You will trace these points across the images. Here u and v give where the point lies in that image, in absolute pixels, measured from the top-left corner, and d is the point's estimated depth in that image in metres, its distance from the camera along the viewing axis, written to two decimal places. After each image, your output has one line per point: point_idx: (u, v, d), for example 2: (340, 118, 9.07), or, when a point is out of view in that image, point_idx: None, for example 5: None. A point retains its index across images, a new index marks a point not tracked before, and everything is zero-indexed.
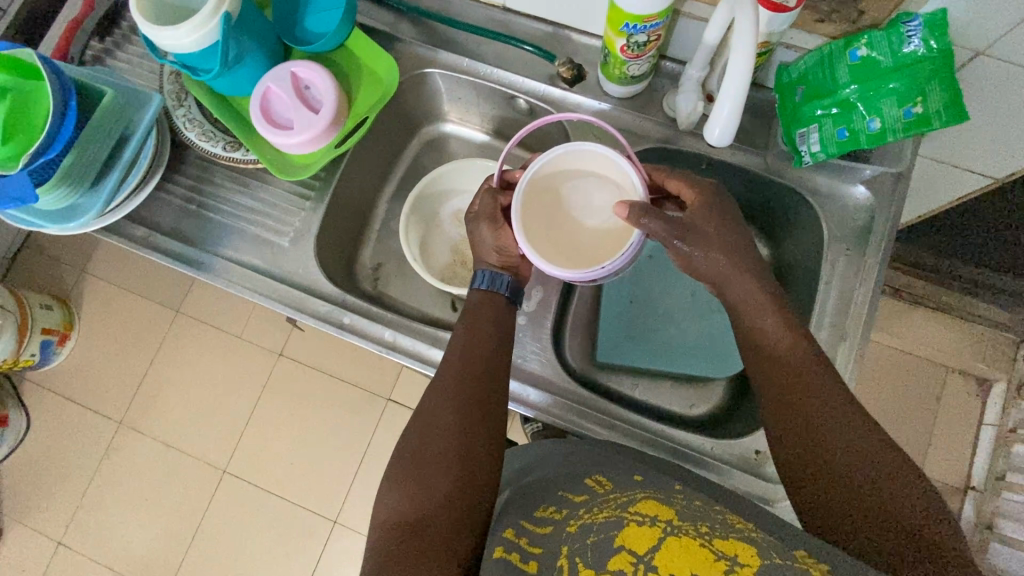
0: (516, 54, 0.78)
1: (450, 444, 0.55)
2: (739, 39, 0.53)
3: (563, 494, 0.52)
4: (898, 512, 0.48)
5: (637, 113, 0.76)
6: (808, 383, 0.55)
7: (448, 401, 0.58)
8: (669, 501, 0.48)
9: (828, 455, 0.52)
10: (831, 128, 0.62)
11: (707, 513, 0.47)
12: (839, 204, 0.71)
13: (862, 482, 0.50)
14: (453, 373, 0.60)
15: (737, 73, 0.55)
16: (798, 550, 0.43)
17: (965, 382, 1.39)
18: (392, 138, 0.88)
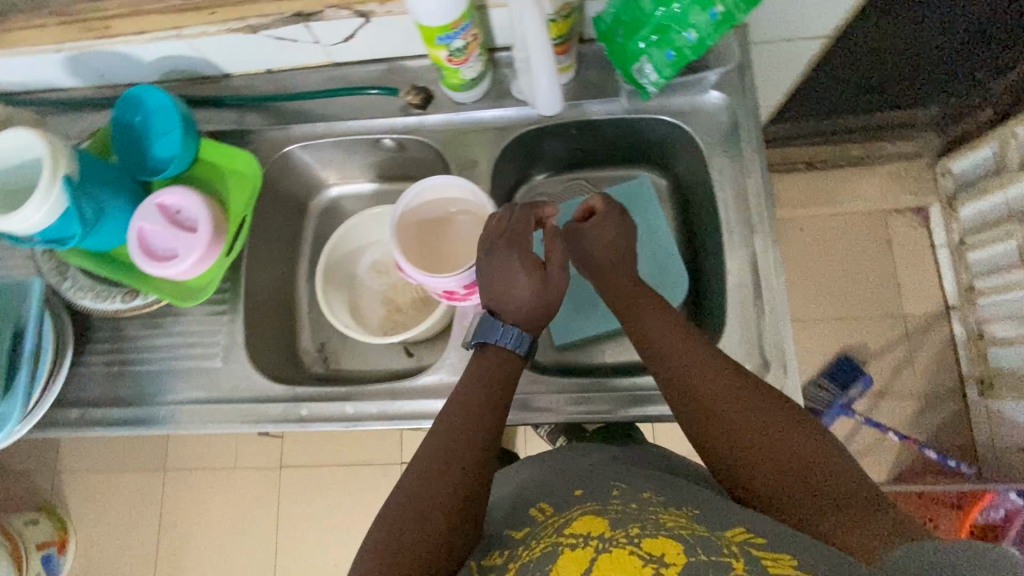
0: (364, 100, 0.80)
1: (446, 494, 0.52)
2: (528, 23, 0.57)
3: (508, 533, 0.50)
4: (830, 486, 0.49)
5: (493, 107, 0.78)
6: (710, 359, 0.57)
7: (449, 455, 0.54)
8: (603, 510, 0.46)
9: (762, 440, 0.52)
10: (658, 54, 0.65)
11: (639, 513, 0.45)
12: (703, 115, 0.74)
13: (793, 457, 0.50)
14: (459, 425, 0.57)
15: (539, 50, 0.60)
16: (735, 526, 0.43)
17: (905, 218, 1.46)
18: (286, 223, 0.88)
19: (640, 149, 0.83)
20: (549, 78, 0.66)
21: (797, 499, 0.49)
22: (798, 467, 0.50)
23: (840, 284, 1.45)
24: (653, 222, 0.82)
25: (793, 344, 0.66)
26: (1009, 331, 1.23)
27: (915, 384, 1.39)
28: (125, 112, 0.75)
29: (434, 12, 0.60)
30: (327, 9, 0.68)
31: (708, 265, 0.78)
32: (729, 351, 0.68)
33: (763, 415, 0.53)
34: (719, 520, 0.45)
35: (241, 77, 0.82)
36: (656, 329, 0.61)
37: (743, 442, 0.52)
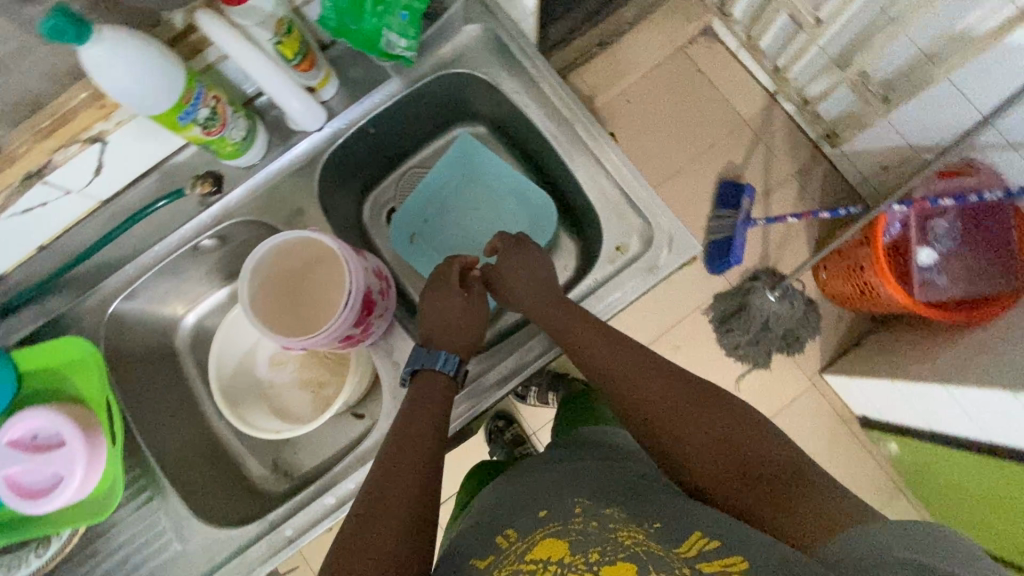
0: (157, 218, 0.73)
1: (405, 507, 0.52)
2: (231, 45, 0.58)
3: (472, 561, 0.49)
4: (778, 479, 0.51)
5: (283, 151, 0.73)
6: (650, 365, 0.62)
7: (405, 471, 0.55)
8: (565, 534, 0.46)
9: (710, 438, 0.55)
10: (394, 21, 0.65)
11: (598, 532, 0.46)
12: (471, 51, 0.74)
13: (740, 453, 0.53)
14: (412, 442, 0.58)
15: (261, 69, 0.61)
16: (691, 535, 0.45)
17: (699, 44, 1.58)
18: (162, 377, 0.80)
19: (442, 111, 0.82)
20: (297, 99, 0.66)
21: (742, 490, 0.51)
22: (744, 463, 0.53)
23: (684, 126, 1.56)
24: (494, 169, 0.84)
25: (657, 199, 0.70)
26: (822, 85, 1.38)
27: (785, 170, 1.53)
28: None
29: (157, 97, 0.56)
30: (53, 155, 0.61)
31: (559, 177, 0.80)
32: (615, 236, 0.71)
33: (709, 413, 0.57)
34: (674, 524, 0.46)
35: (17, 270, 0.72)
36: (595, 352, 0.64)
37: (691, 438, 0.56)
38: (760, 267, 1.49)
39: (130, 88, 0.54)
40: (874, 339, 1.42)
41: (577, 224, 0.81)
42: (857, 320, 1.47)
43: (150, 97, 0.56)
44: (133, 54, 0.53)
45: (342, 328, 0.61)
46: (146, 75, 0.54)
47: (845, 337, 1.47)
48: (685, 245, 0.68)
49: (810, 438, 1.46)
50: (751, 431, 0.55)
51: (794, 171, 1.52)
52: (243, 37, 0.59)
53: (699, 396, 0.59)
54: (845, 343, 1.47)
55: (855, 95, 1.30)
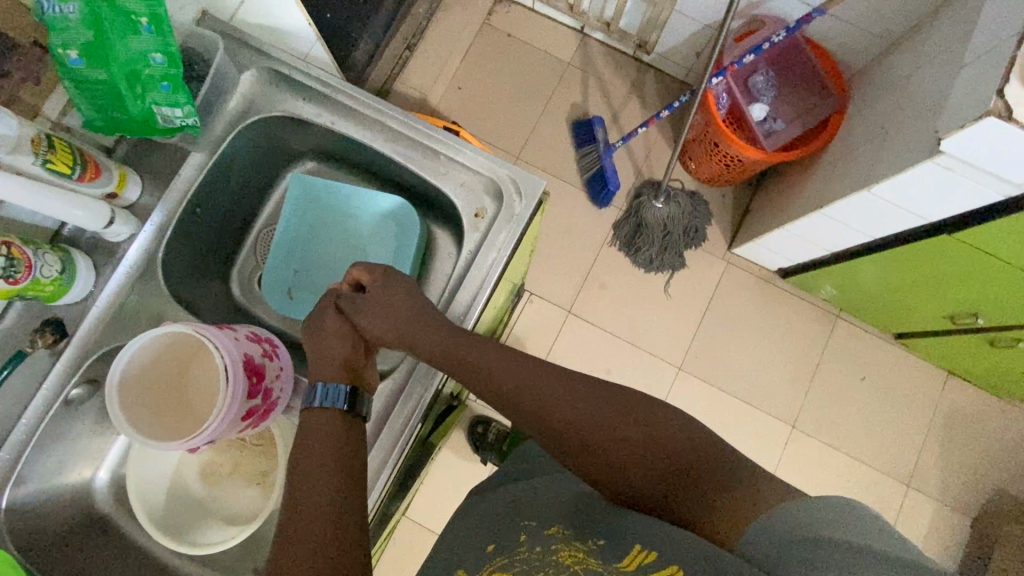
0: (10, 390, 0.67)
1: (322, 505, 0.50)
2: None
3: None
4: (699, 474, 0.52)
5: (115, 268, 0.69)
6: (557, 378, 0.60)
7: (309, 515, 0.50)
8: (509, 566, 0.49)
9: (629, 442, 0.55)
10: (158, 95, 0.62)
11: (542, 558, 0.48)
12: (259, 97, 0.74)
13: (661, 452, 0.53)
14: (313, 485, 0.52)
15: (17, 192, 0.55)
16: (632, 550, 0.45)
17: (498, 12, 1.65)
18: (97, 546, 0.73)
19: (262, 164, 0.81)
20: (78, 207, 0.60)
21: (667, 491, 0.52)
22: (667, 462, 0.53)
23: (519, 87, 1.62)
24: (341, 196, 0.82)
25: (489, 156, 0.72)
26: (614, 4, 1.48)
27: (621, 90, 1.62)
28: None
29: None
30: None
31: (399, 176, 0.80)
32: (468, 205, 0.73)
33: (626, 417, 0.56)
34: (617, 544, 0.47)
35: None
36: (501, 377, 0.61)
37: (611, 445, 0.55)
38: (640, 183, 1.57)
39: None
40: (759, 200, 1.53)
41: (439, 212, 0.82)
42: (739, 191, 1.58)
43: None
44: None
45: (238, 404, 0.60)
46: None
47: (736, 211, 1.58)
48: (533, 186, 0.71)
49: (749, 307, 1.55)
50: (668, 426, 0.55)
51: (629, 88, 1.62)
52: None
53: (617, 400, 0.58)
54: (738, 216, 1.57)
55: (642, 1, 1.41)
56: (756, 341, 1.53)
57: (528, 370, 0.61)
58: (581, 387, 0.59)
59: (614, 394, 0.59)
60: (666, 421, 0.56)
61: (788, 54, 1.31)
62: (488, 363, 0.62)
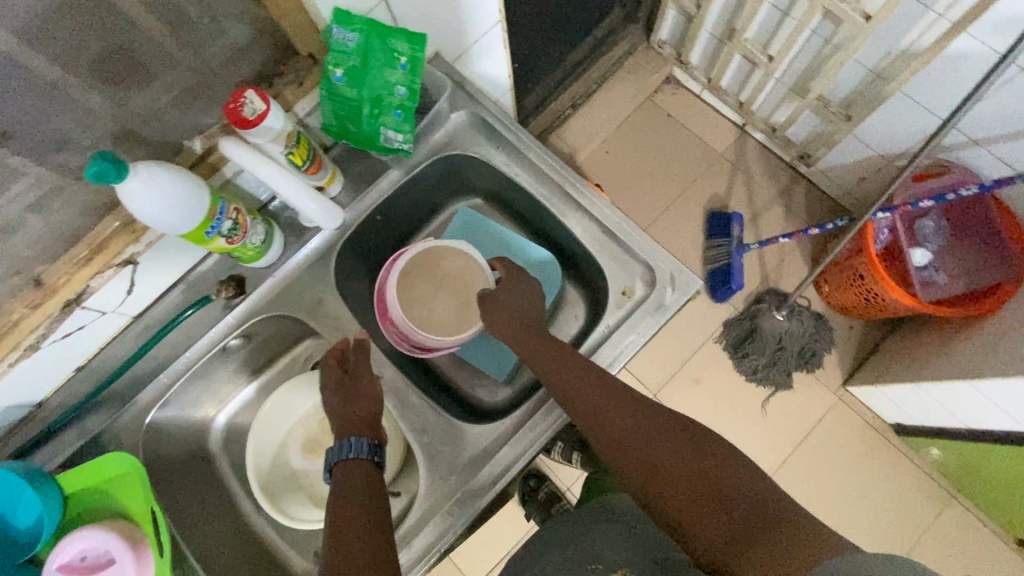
0: (185, 326, 0.78)
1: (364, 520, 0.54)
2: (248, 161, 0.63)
3: None
4: (749, 511, 0.52)
5: (299, 249, 0.79)
6: (623, 401, 0.63)
7: (357, 532, 0.52)
8: None
9: (685, 472, 0.56)
10: (390, 119, 0.72)
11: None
12: (460, 134, 0.82)
13: (713, 482, 0.55)
14: (362, 511, 0.55)
15: (281, 180, 0.66)
16: None
17: (664, 91, 1.69)
18: (198, 483, 0.82)
19: (439, 190, 0.89)
20: (314, 202, 0.70)
21: (714, 522, 0.52)
22: (719, 493, 0.54)
23: (663, 166, 1.64)
24: (498, 236, 0.88)
25: (653, 243, 0.74)
26: (786, 112, 1.47)
27: (767, 194, 1.60)
28: None
29: (186, 219, 0.62)
30: (92, 280, 0.68)
31: (556, 232, 0.84)
32: (619, 281, 0.74)
33: (685, 447, 0.58)
34: None
35: (55, 394, 0.76)
36: (575, 385, 0.65)
37: (664, 469, 0.57)
38: (762, 289, 1.52)
39: (165, 217, 0.60)
40: (890, 344, 1.42)
41: (584, 276, 0.85)
42: (867, 327, 1.49)
43: (181, 221, 0.62)
44: (172, 188, 0.59)
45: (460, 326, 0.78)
46: (169, 201, 0.59)
47: (860, 347, 1.48)
48: (689, 282, 0.72)
49: (848, 451, 1.43)
50: (725, 461, 0.56)
51: (775, 194, 1.59)
52: (258, 155, 0.64)
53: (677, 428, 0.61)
54: (861, 353, 1.47)
55: (818, 117, 1.39)
56: (848, 492, 1.40)
57: (595, 386, 0.65)
58: (644, 411, 0.62)
59: (673, 420, 0.61)
60: (719, 456, 0.57)
61: (970, 206, 1.22)
62: (564, 370, 0.66)
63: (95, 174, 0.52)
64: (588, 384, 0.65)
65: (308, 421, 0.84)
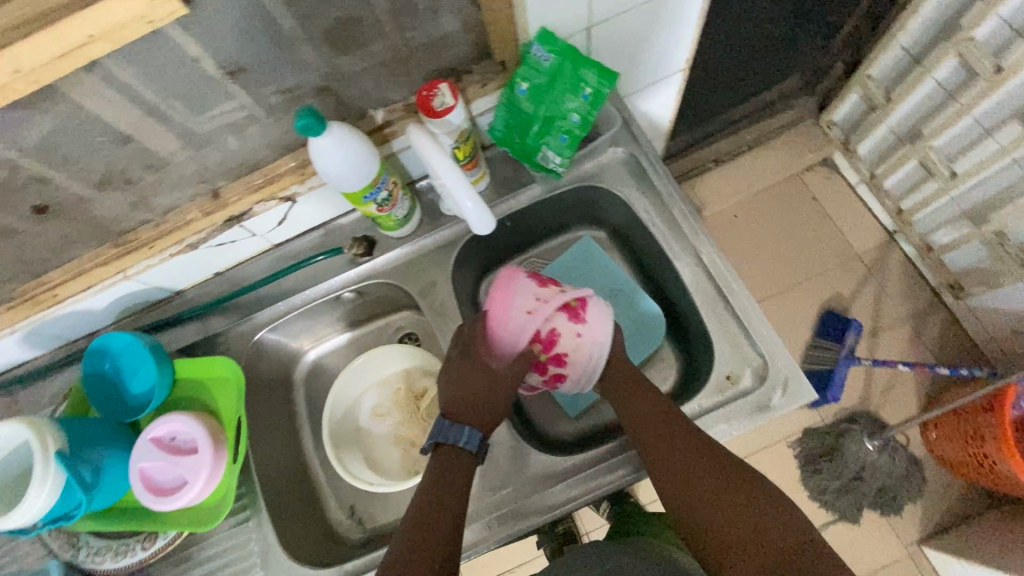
0: (312, 267, 0.85)
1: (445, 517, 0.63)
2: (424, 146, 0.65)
3: None
4: None
5: (430, 231, 0.84)
6: (703, 463, 0.64)
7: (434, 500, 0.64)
8: None
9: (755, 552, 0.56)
10: (554, 141, 0.74)
11: None
12: (612, 169, 0.82)
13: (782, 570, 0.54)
14: (450, 493, 0.65)
15: (448, 171, 0.66)
16: None
17: (817, 173, 1.59)
18: (276, 405, 0.89)
19: (571, 215, 0.90)
20: (471, 199, 0.68)
21: None
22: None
23: (790, 249, 1.55)
24: (613, 277, 0.88)
25: (775, 339, 0.71)
26: (951, 235, 1.33)
27: (897, 313, 1.46)
28: (93, 365, 0.77)
29: (355, 178, 0.67)
30: (256, 205, 0.77)
31: (673, 292, 0.83)
32: (726, 365, 0.72)
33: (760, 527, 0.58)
34: None
35: (192, 289, 0.86)
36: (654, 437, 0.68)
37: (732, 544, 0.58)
38: (858, 410, 1.40)
39: (340, 172, 0.66)
40: (989, 521, 1.26)
41: (686, 343, 0.83)
42: (967, 492, 1.32)
43: (350, 179, 0.67)
44: (353, 149, 0.65)
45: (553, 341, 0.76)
46: (348, 162, 0.65)
47: (950, 510, 1.32)
48: (801, 393, 0.68)
49: None
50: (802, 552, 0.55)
51: (906, 316, 1.45)
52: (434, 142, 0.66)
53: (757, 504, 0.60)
54: (952, 518, 1.31)
55: (988, 252, 1.25)
56: None
57: (676, 444, 0.66)
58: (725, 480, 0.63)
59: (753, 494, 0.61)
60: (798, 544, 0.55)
61: None
62: (647, 422, 0.69)
63: (300, 125, 0.59)
64: (672, 440, 0.67)
65: (385, 385, 0.90)
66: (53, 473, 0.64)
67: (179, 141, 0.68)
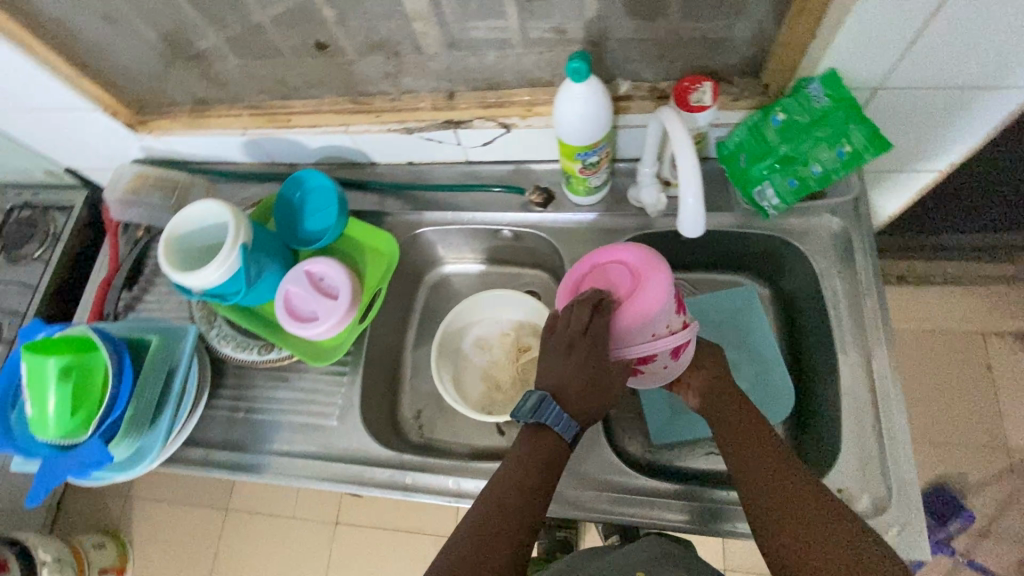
0: (489, 195, 0.90)
1: (514, 518, 0.60)
2: (675, 132, 0.61)
3: None
4: None
5: (608, 211, 0.85)
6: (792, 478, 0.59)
7: (502, 507, 0.61)
8: None
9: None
10: (781, 181, 0.72)
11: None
12: (816, 236, 0.78)
13: None
14: (529, 493, 0.61)
15: (688, 164, 0.61)
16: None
17: (1008, 343, 1.36)
18: (401, 295, 0.96)
19: (747, 258, 0.87)
20: (695, 197, 0.62)
21: None
22: None
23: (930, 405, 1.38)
24: (760, 336, 0.83)
25: (913, 480, 0.64)
26: None
27: None
28: (289, 189, 0.87)
29: (581, 134, 0.68)
30: (477, 119, 0.80)
31: (817, 382, 0.78)
32: (846, 479, 0.67)
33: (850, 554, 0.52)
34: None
35: (385, 166, 0.95)
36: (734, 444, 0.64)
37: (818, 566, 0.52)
38: None
39: (572, 122, 0.67)
40: None
41: (803, 436, 0.79)
42: None
43: (577, 132, 0.68)
44: (596, 105, 0.65)
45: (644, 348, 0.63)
46: (589, 119, 0.66)
47: None
48: (914, 547, 0.62)
49: None
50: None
51: None
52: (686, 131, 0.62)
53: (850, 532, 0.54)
54: None
55: None
56: None
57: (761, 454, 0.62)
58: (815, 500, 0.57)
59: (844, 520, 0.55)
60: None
61: None
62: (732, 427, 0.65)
63: (572, 66, 0.62)
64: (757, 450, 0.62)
65: (497, 325, 0.94)
66: (233, 259, 0.74)
67: (450, 37, 0.73)
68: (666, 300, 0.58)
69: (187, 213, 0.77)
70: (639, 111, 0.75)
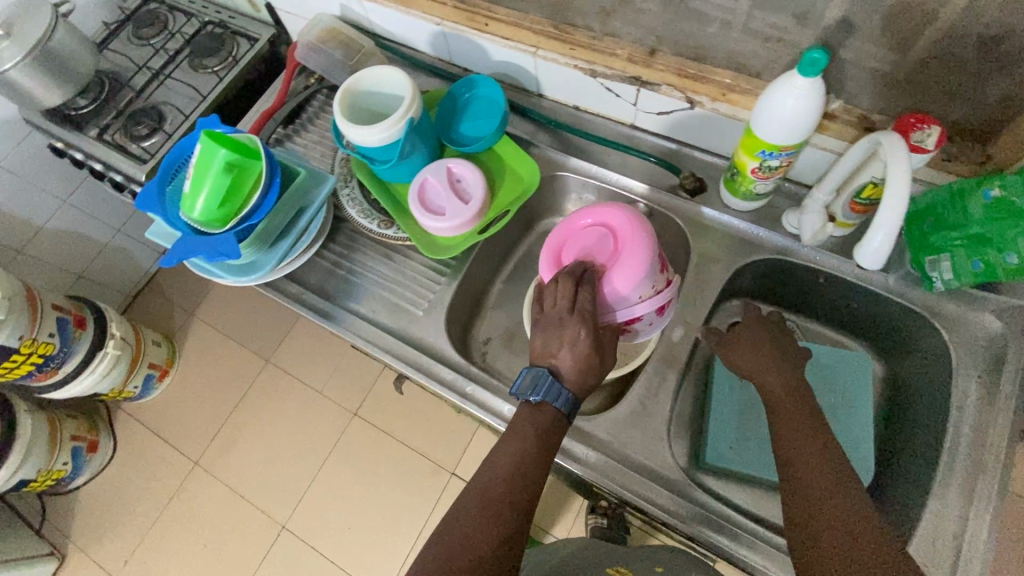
0: (641, 164, 0.90)
1: (511, 491, 0.63)
2: (896, 170, 0.58)
3: None
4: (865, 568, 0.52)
5: (753, 225, 0.82)
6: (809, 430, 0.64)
7: (500, 481, 0.63)
8: None
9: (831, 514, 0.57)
10: (963, 258, 0.67)
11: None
12: (967, 330, 0.72)
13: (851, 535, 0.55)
14: (525, 466, 0.64)
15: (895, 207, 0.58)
16: None
17: None
18: (516, 227, 0.98)
19: (875, 326, 0.82)
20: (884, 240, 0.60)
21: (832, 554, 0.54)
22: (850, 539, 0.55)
23: None
24: (860, 406, 0.79)
25: None
26: None
27: None
28: (460, 88, 0.90)
29: (778, 130, 0.66)
30: (665, 86, 0.80)
31: (902, 474, 0.73)
32: None
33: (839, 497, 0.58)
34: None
35: (550, 101, 0.96)
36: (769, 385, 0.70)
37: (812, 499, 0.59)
38: None
39: (777, 113, 0.64)
40: None
41: None
42: None
43: (775, 127, 0.66)
44: (809, 106, 0.63)
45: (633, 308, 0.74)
46: (795, 116, 0.64)
47: None
48: None
49: None
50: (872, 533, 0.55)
51: None
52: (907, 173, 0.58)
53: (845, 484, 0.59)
54: None
55: None
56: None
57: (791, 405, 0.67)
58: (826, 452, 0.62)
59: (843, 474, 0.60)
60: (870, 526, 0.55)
61: None
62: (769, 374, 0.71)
63: (811, 57, 0.58)
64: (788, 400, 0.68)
65: None
66: (398, 129, 0.78)
67: None
68: (639, 267, 0.71)
69: (371, 72, 0.81)
70: (836, 134, 0.71)
